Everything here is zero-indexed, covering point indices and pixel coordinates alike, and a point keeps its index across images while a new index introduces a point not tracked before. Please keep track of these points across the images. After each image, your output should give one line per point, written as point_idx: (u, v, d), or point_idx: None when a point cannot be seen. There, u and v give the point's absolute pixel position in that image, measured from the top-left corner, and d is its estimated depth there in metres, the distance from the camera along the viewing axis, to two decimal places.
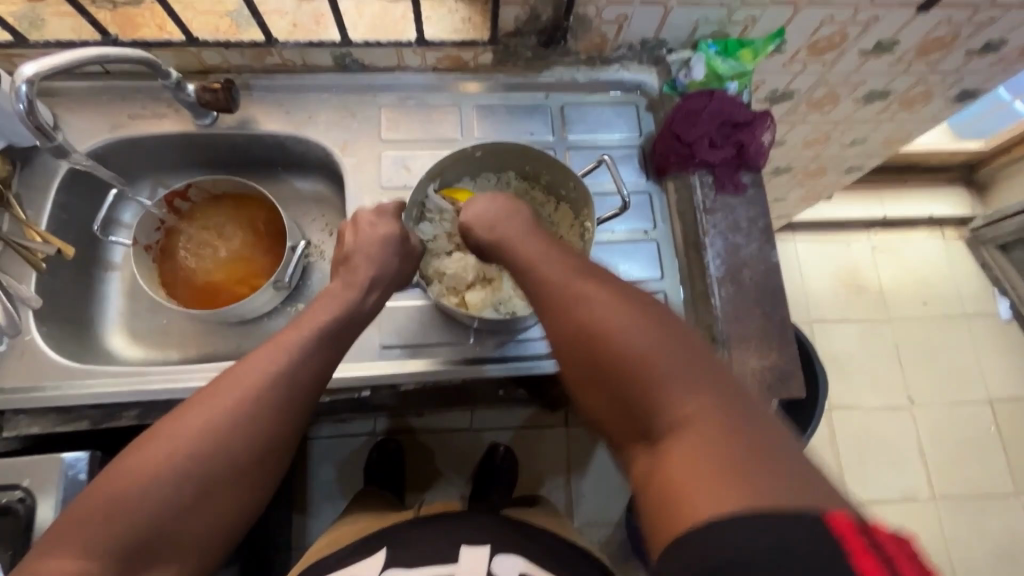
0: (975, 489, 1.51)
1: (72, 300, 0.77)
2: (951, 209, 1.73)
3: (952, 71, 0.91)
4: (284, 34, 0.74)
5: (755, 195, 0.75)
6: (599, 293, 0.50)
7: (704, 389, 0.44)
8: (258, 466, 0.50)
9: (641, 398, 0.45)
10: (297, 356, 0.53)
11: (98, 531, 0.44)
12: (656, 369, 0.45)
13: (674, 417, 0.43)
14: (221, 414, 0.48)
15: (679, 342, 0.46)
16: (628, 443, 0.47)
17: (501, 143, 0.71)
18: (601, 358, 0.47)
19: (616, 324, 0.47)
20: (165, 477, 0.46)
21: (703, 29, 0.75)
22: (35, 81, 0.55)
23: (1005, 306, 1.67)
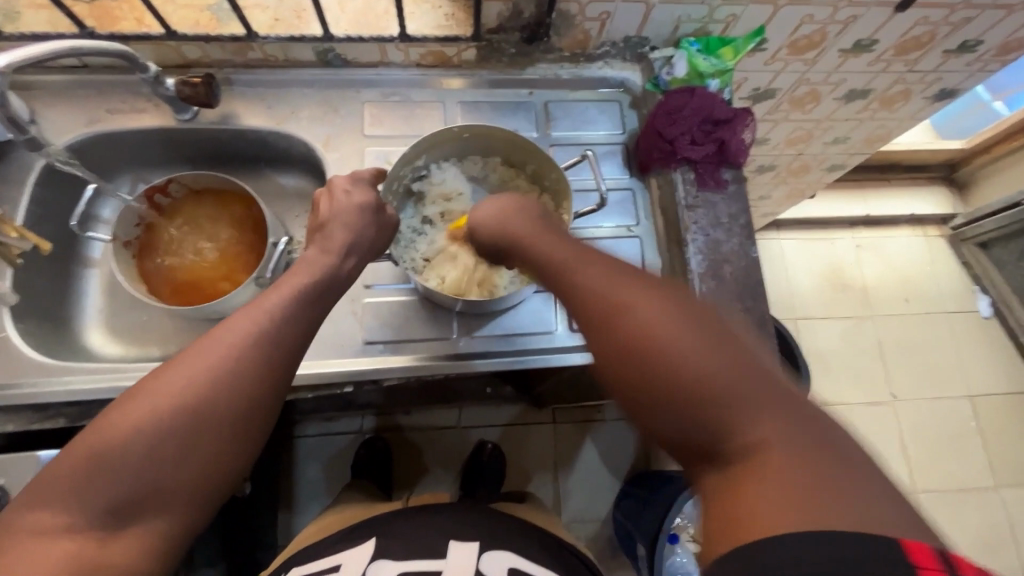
0: (955, 483, 1.54)
1: (49, 297, 0.76)
2: (933, 207, 1.75)
3: (931, 70, 0.93)
4: (265, 28, 0.73)
5: (736, 192, 0.76)
6: (647, 303, 0.47)
7: (775, 411, 0.41)
8: (244, 427, 0.48)
9: (705, 418, 0.42)
10: (278, 315, 0.51)
11: (78, 491, 0.43)
12: (720, 387, 0.42)
13: (742, 439, 0.40)
14: (204, 371, 0.46)
15: (738, 355, 0.43)
16: (689, 465, 0.43)
17: (488, 128, 0.72)
18: (655, 375, 0.44)
19: (672, 337, 0.44)
20: (143, 436, 0.44)
21: (686, 26, 0.76)
22: (7, 72, 0.54)
23: (986, 304, 1.70)
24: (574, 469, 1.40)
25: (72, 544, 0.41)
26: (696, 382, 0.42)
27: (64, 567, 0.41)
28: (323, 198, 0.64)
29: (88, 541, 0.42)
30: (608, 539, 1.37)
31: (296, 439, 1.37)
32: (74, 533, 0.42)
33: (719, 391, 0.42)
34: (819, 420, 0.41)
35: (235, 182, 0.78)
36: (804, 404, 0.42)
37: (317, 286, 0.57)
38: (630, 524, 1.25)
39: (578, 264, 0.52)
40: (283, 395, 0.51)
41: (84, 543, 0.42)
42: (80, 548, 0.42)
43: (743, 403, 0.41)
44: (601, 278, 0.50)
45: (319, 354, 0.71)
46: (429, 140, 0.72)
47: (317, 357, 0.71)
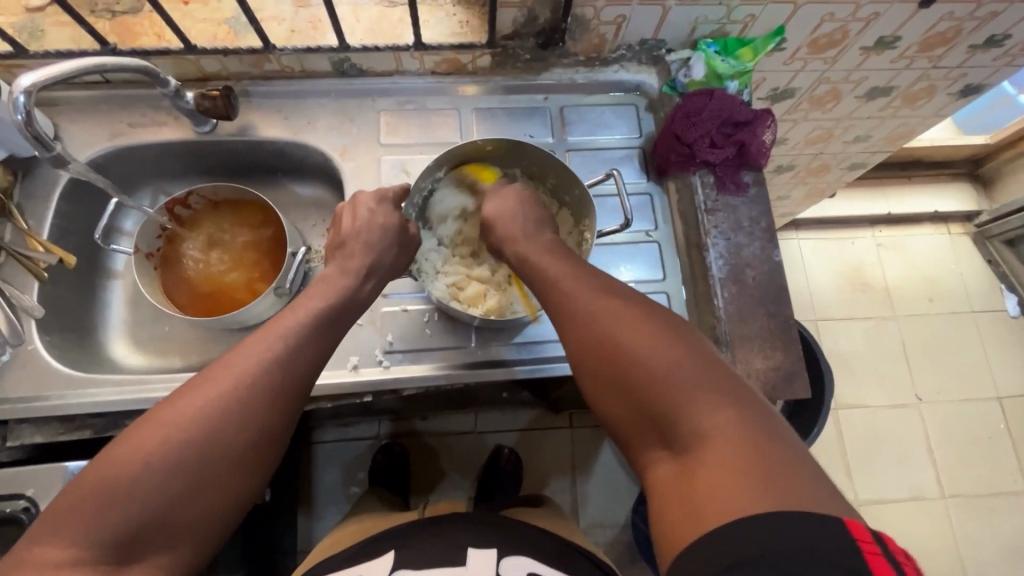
0: (984, 487, 1.49)
1: (75, 309, 0.78)
2: (957, 204, 1.71)
3: (956, 66, 0.90)
4: (282, 40, 0.74)
5: (757, 194, 0.74)
6: (612, 307, 0.51)
7: (722, 403, 0.43)
8: (253, 457, 0.48)
9: (659, 410, 0.45)
10: (292, 342, 0.52)
11: (85, 524, 0.42)
12: (674, 379, 0.45)
13: (693, 427, 0.43)
14: (215, 401, 0.47)
15: (694, 353, 0.47)
16: (650, 455, 0.46)
17: (511, 141, 0.71)
18: (617, 371, 0.48)
19: (631, 337, 0.48)
20: (153, 466, 0.44)
21: (703, 28, 0.75)
22: (33, 91, 0.55)
23: (1013, 302, 1.66)
24: (592, 474, 1.39)
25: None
26: (651, 377, 0.46)
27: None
28: (341, 218, 0.65)
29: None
30: (627, 545, 1.35)
31: (314, 444, 1.38)
32: (83, 565, 0.42)
33: (671, 384, 0.45)
34: (768, 416, 0.44)
35: (257, 195, 0.79)
36: (753, 398, 0.45)
37: (336, 299, 0.57)
38: (649, 531, 1.24)
39: (553, 268, 0.57)
40: (290, 425, 0.51)
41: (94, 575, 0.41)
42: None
43: (695, 395, 0.44)
44: (574, 283, 0.55)
45: (338, 365, 0.71)
46: (456, 151, 0.71)
47: (337, 368, 0.71)
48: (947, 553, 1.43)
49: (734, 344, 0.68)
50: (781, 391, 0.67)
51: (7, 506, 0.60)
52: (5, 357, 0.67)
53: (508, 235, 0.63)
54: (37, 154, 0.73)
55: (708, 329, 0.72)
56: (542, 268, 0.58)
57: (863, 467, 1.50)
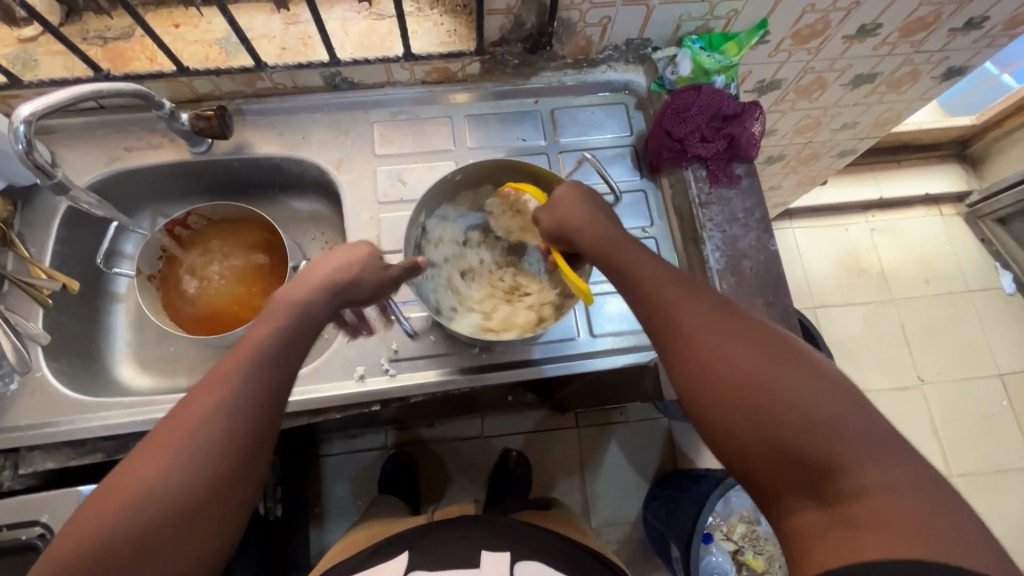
0: (990, 464, 1.51)
1: (81, 335, 0.78)
2: (947, 186, 1.73)
3: (938, 50, 0.92)
4: (273, 58, 0.75)
5: (749, 186, 0.76)
6: (736, 342, 0.49)
7: (876, 455, 0.41)
8: (240, 468, 0.47)
9: (810, 457, 0.42)
10: (256, 366, 0.51)
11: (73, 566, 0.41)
12: (824, 425, 0.42)
13: (848, 477, 0.41)
14: (185, 435, 0.46)
15: (837, 393, 0.44)
16: (789, 500, 0.43)
17: (477, 162, 0.70)
18: (756, 413, 0.45)
19: (766, 377, 0.46)
20: (125, 511, 0.43)
21: (687, 25, 0.76)
22: (32, 120, 0.55)
23: (1009, 280, 1.67)
24: (601, 472, 1.39)
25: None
26: (799, 424, 0.43)
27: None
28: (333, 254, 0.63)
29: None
30: (639, 542, 1.36)
31: (322, 458, 1.38)
32: None
33: (823, 428, 0.42)
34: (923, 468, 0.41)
35: (254, 211, 0.79)
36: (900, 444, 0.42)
37: None
38: (660, 525, 1.24)
39: (656, 295, 0.54)
40: (263, 446, 0.49)
41: None
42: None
43: (853, 443, 0.42)
44: (687, 313, 0.52)
45: (345, 375, 0.71)
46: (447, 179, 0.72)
47: (343, 379, 0.71)
48: None
49: None
50: None
51: (24, 534, 0.61)
52: (14, 385, 0.68)
53: (589, 230, 0.61)
54: (37, 182, 0.74)
55: None
56: (645, 298, 0.55)
57: None
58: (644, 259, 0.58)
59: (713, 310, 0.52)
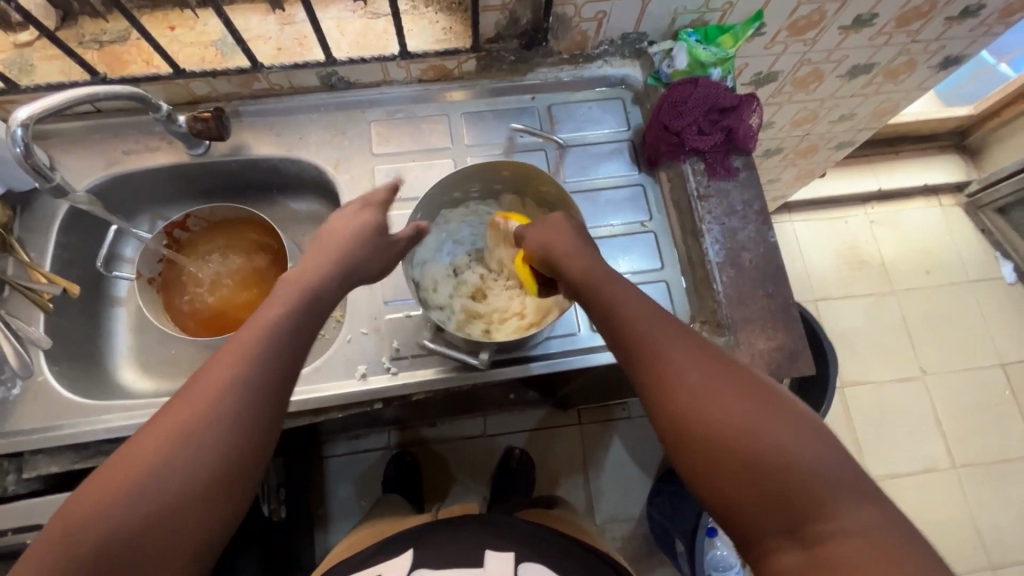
0: (994, 454, 1.51)
1: (82, 339, 0.78)
2: (946, 176, 1.73)
3: (934, 39, 0.92)
4: (269, 58, 0.75)
5: (748, 178, 0.76)
6: (714, 379, 0.48)
7: (853, 500, 0.41)
8: (243, 448, 0.46)
9: (787, 499, 0.42)
10: (253, 351, 0.49)
11: (71, 543, 0.40)
12: (801, 467, 0.42)
13: (825, 522, 0.41)
14: (178, 422, 0.45)
15: (816, 437, 0.44)
16: (767, 541, 0.42)
17: (428, 193, 0.73)
18: (735, 455, 0.44)
19: (744, 417, 0.45)
20: (118, 497, 0.42)
21: (683, 18, 0.76)
22: (30, 123, 0.55)
23: (1009, 269, 1.67)
24: (604, 468, 1.39)
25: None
26: (778, 467, 0.42)
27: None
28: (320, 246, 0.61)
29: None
30: (644, 538, 1.36)
31: (325, 459, 1.38)
32: None
33: (800, 470, 0.42)
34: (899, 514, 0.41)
35: (254, 212, 0.79)
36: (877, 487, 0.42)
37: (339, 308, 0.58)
38: (665, 520, 1.25)
39: (635, 328, 0.53)
40: (266, 431, 0.48)
41: None
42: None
43: (829, 483, 0.42)
44: (666, 348, 0.51)
45: (346, 374, 0.71)
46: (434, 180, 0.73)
47: (343, 378, 0.71)
48: (960, 521, 1.45)
49: (736, 326, 0.70)
50: (785, 368, 0.69)
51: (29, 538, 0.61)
52: (17, 390, 0.68)
53: (573, 260, 0.61)
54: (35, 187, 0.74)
55: (709, 315, 0.73)
56: (623, 333, 0.54)
57: (872, 442, 1.50)
58: (627, 288, 0.58)
59: (692, 344, 0.51)
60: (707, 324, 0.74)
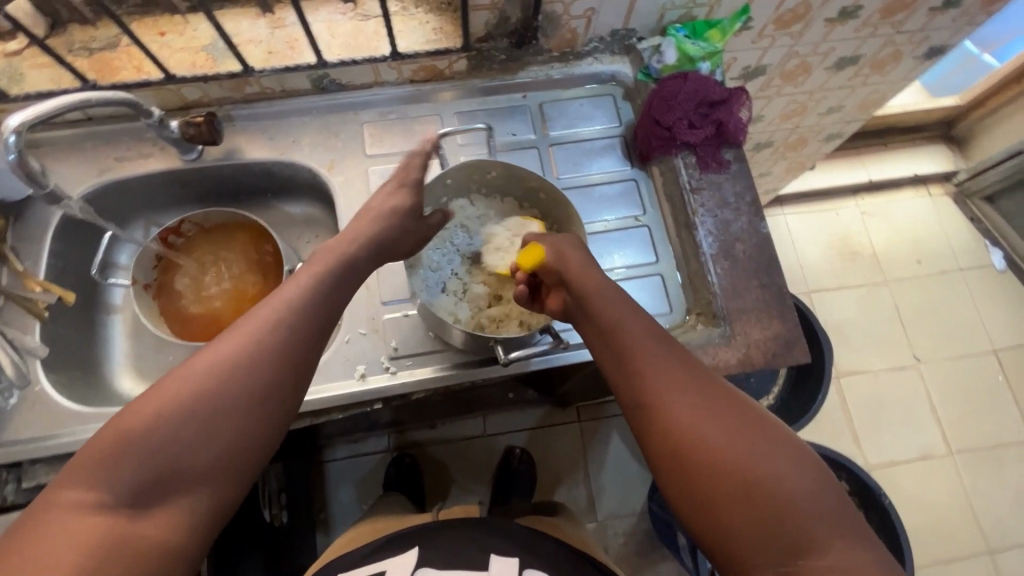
0: (989, 439, 1.52)
1: (78, 347, 0.77)
2: (935, 166, 1.75)
3: (918, 30, 0.93)
4: (260, 62, 0.75)
5: (739, 170, 0.76)
6: (715, 412, 0.49)
7: (837, 535, 0.44)
8: (272, 400, 0.51)
9: (780, 531, 0.44)
10: (292, 305, 0.55)
11: (110, 466, 0.45)
12: (796, 503, 0.45)
13: (810, 555, 0.43)
14: (223, 358, 0.50)
15: (807, 471, 0.46)
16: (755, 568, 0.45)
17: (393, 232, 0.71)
18: (732, 487, 0.46)
19: (744, 450, 0.47)
20: (169, 415, 0.46)
21: (671, 14, 0.77)
22: (22, 131, 0.55)
23: (999, 257, 1.69)
24: (605, 464, 1.40)
25: (103, 517, 0.43)
26: (772, 500, 0.45)
27: (95, 544, 0.42)
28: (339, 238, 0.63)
29: (119, 517, 0.44)
30: (646, 533, 1.36)
31: (325, 463, 1.38)
32: (104, 508, 0.43)
33: (794, 504, 0.45)
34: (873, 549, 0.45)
35: (249, 216, 0.80)
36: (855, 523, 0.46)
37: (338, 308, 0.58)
38: (666, 514, 1.25)
39: (638, 350, 0.55)
40: (292, 388, 0.52)
41: (113, 519, 0.43)
42: (108, 526, 0.43)
43: (818, 520, 0.44)
44: (668, 374, 0.52)
45: (345, 375, 0.71)
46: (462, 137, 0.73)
47: (341, 379, 0.71)
48: (958, 506, 1.46)
49: (732, 317, 0.71)
50: (781, 357, 0.70)
51: None
52: (14, 400, 0.67)
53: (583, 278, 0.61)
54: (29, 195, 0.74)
55: (704, 307, 0.74)
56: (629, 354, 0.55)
57: (869, 431, 1.52)
58: (636, 312, 0.58)
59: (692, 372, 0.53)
60: (703, 316, 0.74)
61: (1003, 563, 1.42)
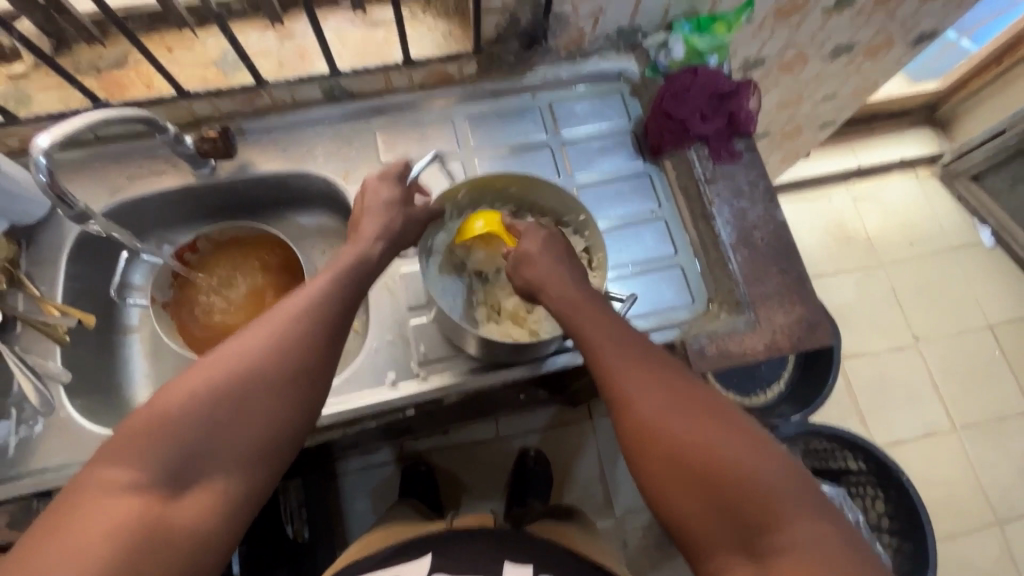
0: (990, 413, 1.56)
1: (99, 370, 0.76)
2: (920, 149, 1.79)
3: (910, 16, 0.95)
4: (271, 74, 0.75)
5: (751, 160, 0.78)
6: (688, 405, 0.52)
7: (805, 514, 0.46)
8: (294, 391, 0.53)
9: (745, 521, 0.46)
10: (321, 300, 0.56)
11: (145, 447, 0.47)
12: (762, 495, 0.47)
13: (779, 536, 0.45)
14: (249, 349, 0.52)
15: (775, 457, 0.49)
16: (721, 557, 0.47)
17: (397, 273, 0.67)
18: (702, 470, 0.48)
19: (719, 440, 0.49)
20: (200, 403, 0.48)
21: (675, 10, 0.79)
22: (51, 151, 0.55)
23: (988, 234, 1.74)
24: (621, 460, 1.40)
25: (138, 499, 0.45)
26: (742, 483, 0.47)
27: (130, 523, 0.44)
28: (354, 244, 0.63)
29: (155, 497, 0.45)
30: None
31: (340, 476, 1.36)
32: (141, 487, 0.45)
33: (760, 497, 0.46)
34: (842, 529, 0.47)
35: (266, 228, 0.79)
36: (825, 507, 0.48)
37: None
38: None
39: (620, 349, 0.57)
40: (314, 381, 0.54)
41: (150, 499, 0.45)
42: (144, 505, 0.45)
43: (784, 510, 0.46)
44: (648, 369, 0.55)
45: (376, 383, 0.71)
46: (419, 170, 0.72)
47: (371, 387, 0.71)
48: (965, 481, 1.49)
49: (756, 303, 0.72)
50: (806, 341, 0.71)
51: None
52: (40, 426, 0.66)
53: (557, 292, 0.61)
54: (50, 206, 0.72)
55: (726, 295, 0.75)
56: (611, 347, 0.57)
57: (875, 412, 1.54)
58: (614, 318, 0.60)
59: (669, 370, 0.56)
60: (725, 305, 0.75)
61: (1012, 533, 1.45)
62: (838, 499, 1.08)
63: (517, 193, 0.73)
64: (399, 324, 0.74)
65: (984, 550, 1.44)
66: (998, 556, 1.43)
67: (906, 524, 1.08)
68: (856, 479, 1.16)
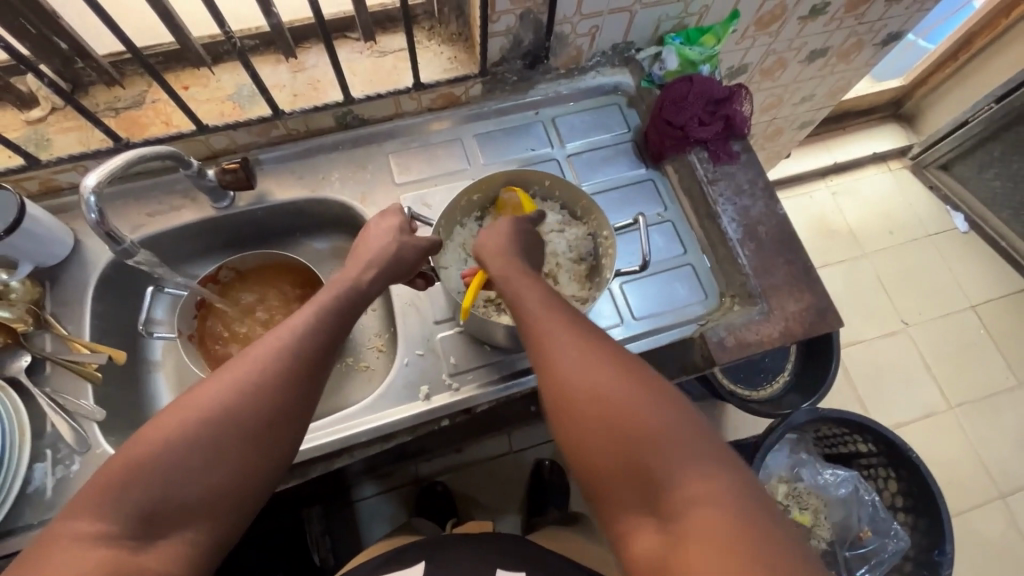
0: (982, 390, 1.62)
1: (128, 405, 0.76)
2: (891, 144, 1.88)
3: (878, 19, 1.02)
4: (287, 104, 0.78)
5: (748, 160, 0.83)
6: (603, 367, 0.51)
7: (713, 472, 0.45)
8: (276, 427, 0.51)
9: (646, 478, 0.46)
10: (302, 336, 0.55)
11: (116, 496, 0.44)
12: (667, 450, 0.46)
13: (682, 493, 0.44)
14: (233, 387, 0.50)
15: (684, 417, 0.48)
16: (630, 518, 0.47)
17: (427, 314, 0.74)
18: (614, 432, 0.48)
19: (632, 400, 0.48)
20: (175, 444, 0.46)
21: (666, 24, 0.84)
22: (99, 189, 0.58)
23: (961, 219, 1.82)
24: None
25: (107, 550, 0.42)
26: (646, 442, 0.46)
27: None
28: (347, 271, 0.64)
29: (125, 547, 0.43)
30: None
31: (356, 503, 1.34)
32: (112, 539, 0.43)
33: (663, 456, 0.46)
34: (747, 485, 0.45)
35: (285, 256, 0.81)
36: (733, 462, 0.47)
37: None
38: None
39: (538, 320, 0.56)
40: (294, 416, 0.53)
41: (120, 549, 0.43)
42: (116, 557, 0.42)
43: (684, 473, 0.45)
44: (565, 337, 0.54)
45: (409, 397, 0.72)
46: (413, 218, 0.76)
47: (405, 402, 0.72)
48: (966, 458, 1.54)
49: (767, 293, 0.75)
50: (818, 326, 0.74)
51: None
52: (76, 465, 0.66)
53: (494, 258, 0.64)
54: (73, 245, 0.74)
55: (738, 288, 0.79)
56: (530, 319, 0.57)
57: (874, 397, 1.59)
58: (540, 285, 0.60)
59: (589, 333, 0.55)
60: (738, 297, 0.79)
61: (1016, 505, 1.50)
62: (853, 483, 1.20)
63: (481, 199, 0.79)
64: (429, 342, 0.75)
65: (991, 524, 1.48)
66: (1005, 528, 1.47)
67: (918, 501, 1.11)
68: (868, 461, 1.20)
